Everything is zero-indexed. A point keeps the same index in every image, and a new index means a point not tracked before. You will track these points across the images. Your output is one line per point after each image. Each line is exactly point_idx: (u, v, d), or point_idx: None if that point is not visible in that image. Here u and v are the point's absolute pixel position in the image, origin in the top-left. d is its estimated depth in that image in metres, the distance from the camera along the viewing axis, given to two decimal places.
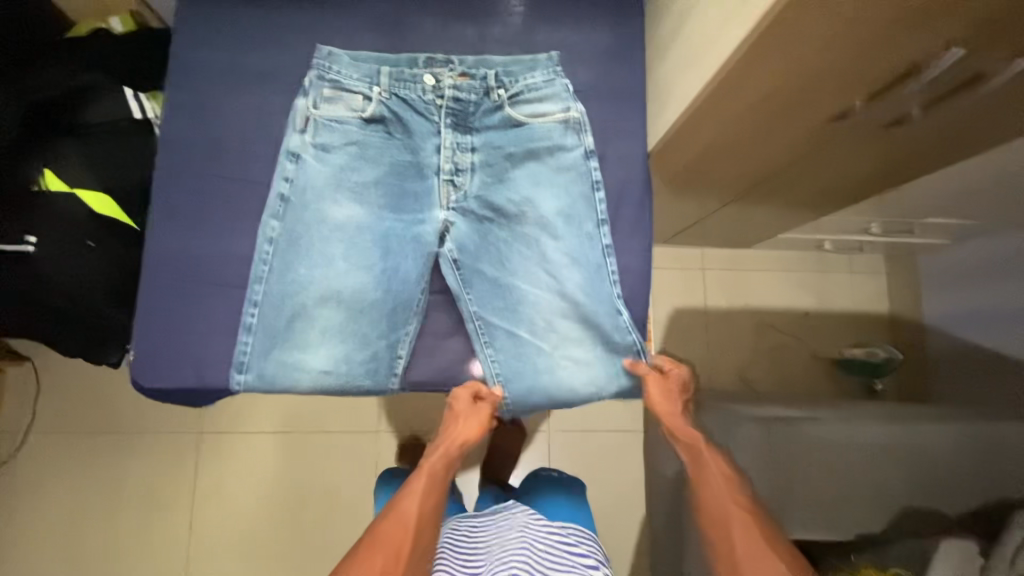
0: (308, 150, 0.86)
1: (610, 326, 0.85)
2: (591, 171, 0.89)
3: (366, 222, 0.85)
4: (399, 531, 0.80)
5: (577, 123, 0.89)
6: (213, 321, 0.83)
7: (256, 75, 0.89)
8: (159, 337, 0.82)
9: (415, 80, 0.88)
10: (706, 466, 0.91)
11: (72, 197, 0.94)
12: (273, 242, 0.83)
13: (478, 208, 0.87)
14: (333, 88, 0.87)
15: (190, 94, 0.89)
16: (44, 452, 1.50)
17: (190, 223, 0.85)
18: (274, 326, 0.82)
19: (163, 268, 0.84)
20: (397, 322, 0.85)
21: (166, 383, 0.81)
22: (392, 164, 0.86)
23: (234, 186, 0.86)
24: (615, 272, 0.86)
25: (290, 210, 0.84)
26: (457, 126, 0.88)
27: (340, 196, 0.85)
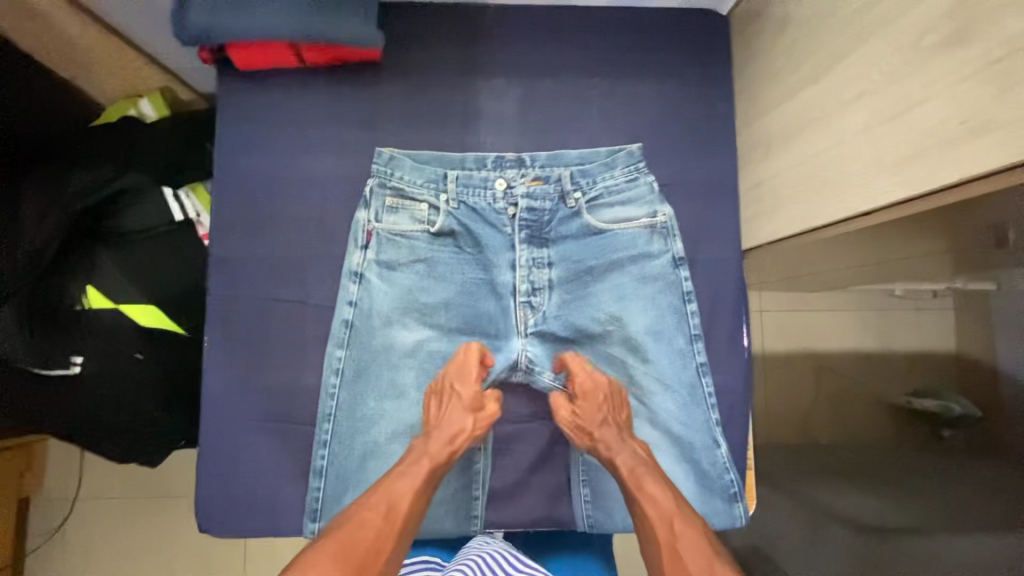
0: (371, 268, 0.78)
1: (708, 461, 0.79)
2: (682, 281, 0.80)
3: (439, 347, 0.79)
4: (375, 521, 0.62)
5: (664, 228, 0.81)
6: (283, 463, 0.78)
7: (312, 185, 0.82)
8: (226, 482, 0.77)
9: (485, 185, 0.80)
10: (641, 493, 0.67)
11: (115, 312, 0.88)
12: (340, 375, 0.77)
13: (558, 329, 0.80)
14: (395, 198, 0.79)
15: (242, 207, 0.81)
16: (91, 517, 1.48)
17: (250, 354, 0.79)
18: (347, 468, 0.77)
19: (225, 406, 0.78)
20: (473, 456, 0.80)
21: (238, 531, 0.77)
22: (463, 282, 0.80)
23: (296, 311, 0.80)
24: (710, 398, 0.79)
25: (356, 337, 0.78)
26: (532, 238, 0.80)
27: (408, 321, 0.79)
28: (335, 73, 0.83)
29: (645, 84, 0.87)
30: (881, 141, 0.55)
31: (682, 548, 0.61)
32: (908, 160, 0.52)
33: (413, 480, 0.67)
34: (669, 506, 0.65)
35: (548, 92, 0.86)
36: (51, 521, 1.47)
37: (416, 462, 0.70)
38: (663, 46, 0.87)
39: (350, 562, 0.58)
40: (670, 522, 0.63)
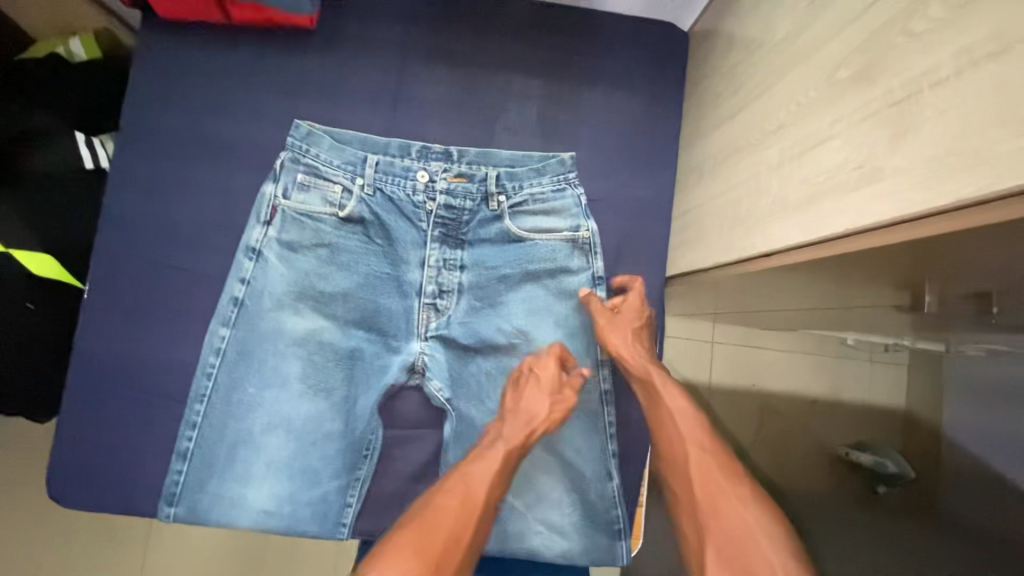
0: (271, 247, 0.74)
1: (597, 491, 0.76)
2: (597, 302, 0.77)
3: (332, 337, 0.74)
4: (457, 512, 0.61)
5: (586, 245, 0.77)
6: (150, 439, 0.74)
7: (221, 150, 0.78)
8: (86, 452, 0.73)
9: (404, 175, 0.76)
10: (668, 407, 0.72)
11: (5, 256, 0.80)
12: (222, 354, 0.73)
13: (462, 336, 0.77)
14: (307, 175, 0.75)
15: (146, 165, 0.77)
16: None
17: (130, 321, 0.75)
18: (213, 455, 0.71)
19: (98, 372, 0.73)
20: (354, 462, 0.74)
21: (89, 507, 0.72)
22: (369, 274, 0.76)
23: (185, 281, 0.76)
24: (609, 428, 0.77)
25: (243, 317, 0.73)
26: (447, 238, 0.76)
27: (302, 307, 0.74)
28: (260, 34, 0.78)
29: (591, 92, 0.83)
30: (785, 180, 0.52)
31: (710, 470, 0.66)
32: (805, 201, 0.48)
33: (488, 466, 0.66)
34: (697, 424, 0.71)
35: (484, 84, 0.82)
36: None
37: (490, 448, 0.68)
38: (612, 54, 0.83)
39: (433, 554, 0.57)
40: (700, 443, 0.68)
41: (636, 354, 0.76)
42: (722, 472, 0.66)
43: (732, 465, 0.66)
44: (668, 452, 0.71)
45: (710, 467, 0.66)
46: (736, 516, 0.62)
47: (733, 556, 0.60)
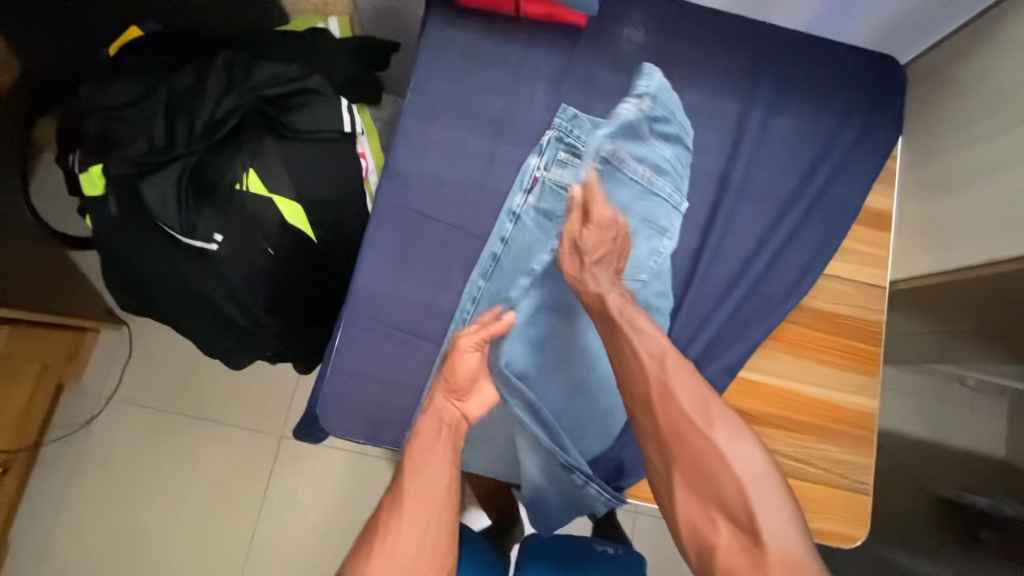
0: (533, 215, 0.81)
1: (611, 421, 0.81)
2: (655, 244, 0.82)
3: (575, 304, 0.82)
4: (416, 516, 0.63)
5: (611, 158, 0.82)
6: (405, 375, 0.77)
7: (491, 122, 0.84)
8: (345, 381, 0.76)
9: (652, 173, 0.83)
10: (631, 348, 0.68)
11: (269, 201, 0.88)
12: (482, 308, 0.79)
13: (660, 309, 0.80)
14: (571, 155, 0.82)
15: (423, 124, 0.83)
16: (118, 421, 1.44)
17: (395, 263, 0.79)
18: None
19: (364, 307, 0.77)
20: (585, 421, 0.81)
21: (340, 434, 0.76)
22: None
23: (450, 234, 0.81)
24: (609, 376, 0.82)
25: (499, 272, 0.79)
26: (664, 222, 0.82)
27: (551, 271, 0.81)
28: (536, 28, 0.88)
29: (823, 103, 0.89)
30: None
31: (670, 393, 0.64)
32: None
33: (430, 457, 0.67)
34: (661, 349, 0.67)
35: (727, 88, 0.89)
36: (78, 416, 1.42)
37: (430, 438, 0.69)
38: (842, 74, 0.91)
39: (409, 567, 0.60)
40: (667, 377, 0.65)
41: (597, 282, 0.74)
42: (686, 400, 0.63)
43: (696, 379, 0.64)
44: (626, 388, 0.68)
45: (674, 392, 0.64)
46: (704, 439, 0.61)
47: (702, 479, 0.60)
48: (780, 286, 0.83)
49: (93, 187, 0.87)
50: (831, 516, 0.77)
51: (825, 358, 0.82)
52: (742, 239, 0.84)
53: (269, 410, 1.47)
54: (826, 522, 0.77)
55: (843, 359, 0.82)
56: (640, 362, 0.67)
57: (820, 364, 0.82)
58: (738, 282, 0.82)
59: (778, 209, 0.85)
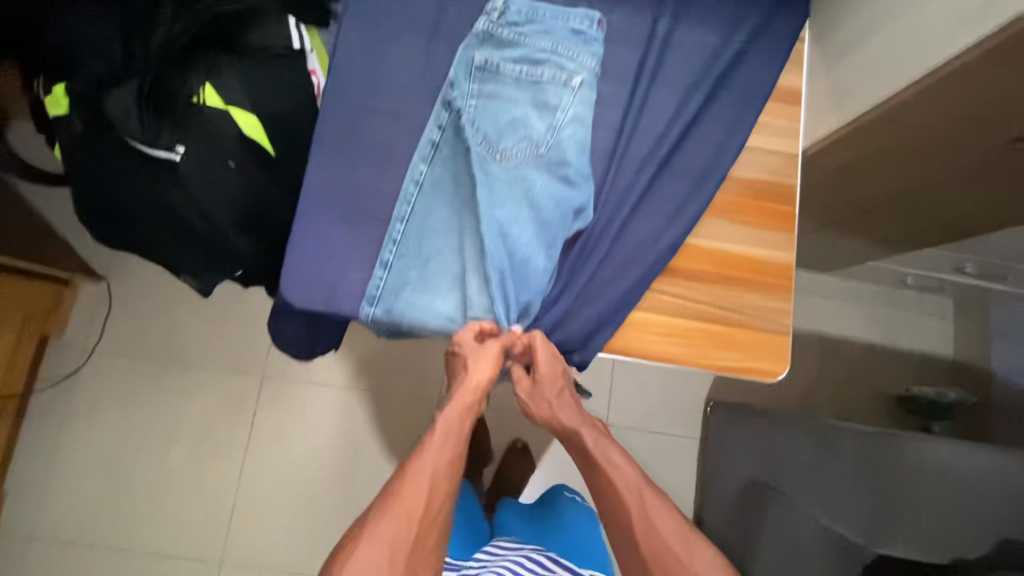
0: (471, 94, 0.87)
1: (542, 266, 0.84)
2: (555, 113, 0.86)
3: (516, 177, 0.84)
4: (418, 499, 0.75)
5: (500, 41, 0.88)
6: (359, 250, 0.85)
7: (424, 22, 0.91)
8: (305, 256, 0.83)
9: (577, 48, 0.87)
10: (603, 467, 0.82)
11: (228, 115, 0.94)
12: (421, 183, 0.85)
13: (576, 170, 0.85)
14: (503, 37, 0.88)
15: (363, 28, 0.89)
16: (105, 372, 1.49)
17: (345, 153, 0.86)
18: (414, 259, 0.84)
19: (318, 190, 0.85)
20: (531, 275, 0.84)
21: (300, 302, 0.83)
22: (542, 127, 0.86)
23: (393, 125, 0.88)
24: (539, 224, 0.84)
25: (439, 156, 0.86)
26: (578, 94, 0.86)
27: (489, 150, 0.85)
28: None
29: None
30: None
31: (651, 518, 0.77)
32: None
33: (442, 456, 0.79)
34: (637, 479, 0.80)
35: None
36: (63, 368, 1.48)
37: (441, 442, 0.80)
38: None
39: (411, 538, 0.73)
40: (639, 496, 0.79)
41: (567, 417, 0.87)
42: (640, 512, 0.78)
43: (671, 510, 0.78)
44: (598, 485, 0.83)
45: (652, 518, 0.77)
46: (659, 543, 0.76)
47: None
48: (699, 159, 0.90)
49: (59, 108, 0.93)
50: (760, 354, 0.86)
51: (746, 220, 0.90)
52: (661, 113, 0.90)
53: (250, 353, 1.53)
54: (755, 360, 0.86)
55: (761, 220, 0.90)
56: (620, 474, 0.81)
57: (742, 226, 0.90)
58: (662, 152, 0.88)
59: (697, 85, 0.91)
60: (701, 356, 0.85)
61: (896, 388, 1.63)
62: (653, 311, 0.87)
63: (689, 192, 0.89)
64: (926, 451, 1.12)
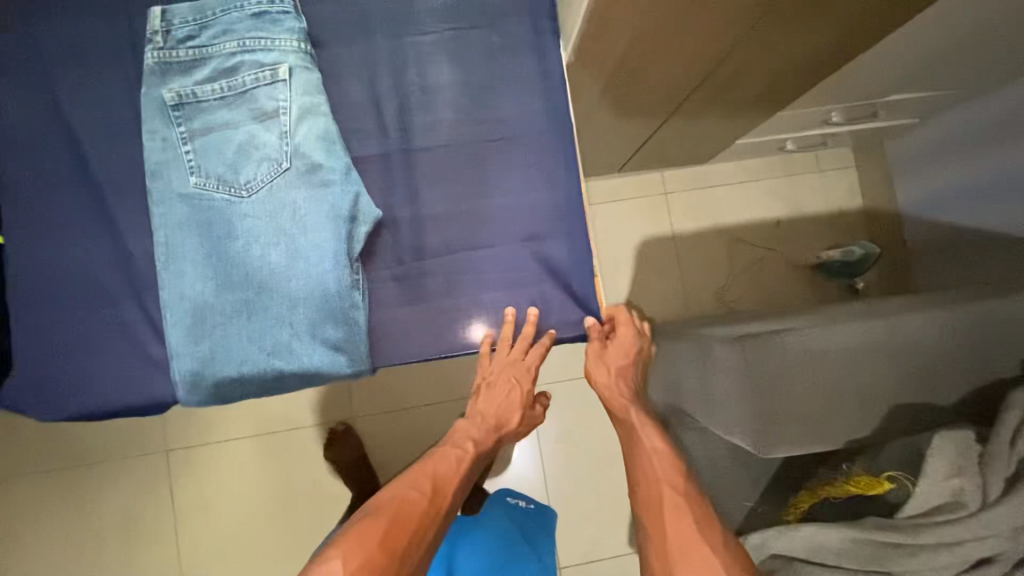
0: (182, 140, 0.70)
1: (342, 284, 0.69)
2: (281, 115, 0.70)
3: (274, 201, 0.69)
4: (403, 507, 0.81)
5: (184, 66, 0.71)
6: (119, 332, 0.75)
7: (98, 58, 0.78)
8: (61, 361, 0.74)
9: (271, 33, 0.71)
10: (643, 446, 0.93)
11: None
12: (171, 250, 0.69)
13: (334, 165, 0.70)
14: (183, 59, 0.71)
15: (35, 88, 0.77)
16: (7, 499, 1.42)
17: (57, 233, 0.76)
18: (204, 341, 0.69)
19: (48, 283, 0.75)
20: (341, 299, 0.69)
21: (76, 414, 0.74)
22: (276, 139, 0.70)
23: (98, 184, 0.77)
24: (322, 241, 0.68)
25: (185, 217, 0.69)
26: (294, 81, 0.70)
27: (228, 185, 0.69)
28: None
29: None
30: None
31: (675, 495, 0.83)
32: None
33: (450, 463, 0.90)
34: (666, 462, 0.89)
35: None
36: None
37: (459, 447, 0.93)
38: None
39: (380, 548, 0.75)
40: (670, 480, 0.86)
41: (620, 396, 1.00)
42: (672, 491, 0.84)
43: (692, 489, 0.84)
44: (637, 463, 0.92)
45: (676, 497, 0.83)
46: (676, 516, 0.81)
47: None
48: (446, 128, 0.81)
49: None
50: None
51: (532, 176, 0.82)
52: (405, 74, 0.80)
53: (148, 433, 1.45)
54: None
55: (539, 166, 0.82)
56: (650, 453, 0.91)
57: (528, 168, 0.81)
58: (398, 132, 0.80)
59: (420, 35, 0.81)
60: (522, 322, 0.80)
61: (814, 257, 1.58)
62: (472, 318, 0.79)
63: (473, 170, 0.81)
64: (796, 342, 0.90)
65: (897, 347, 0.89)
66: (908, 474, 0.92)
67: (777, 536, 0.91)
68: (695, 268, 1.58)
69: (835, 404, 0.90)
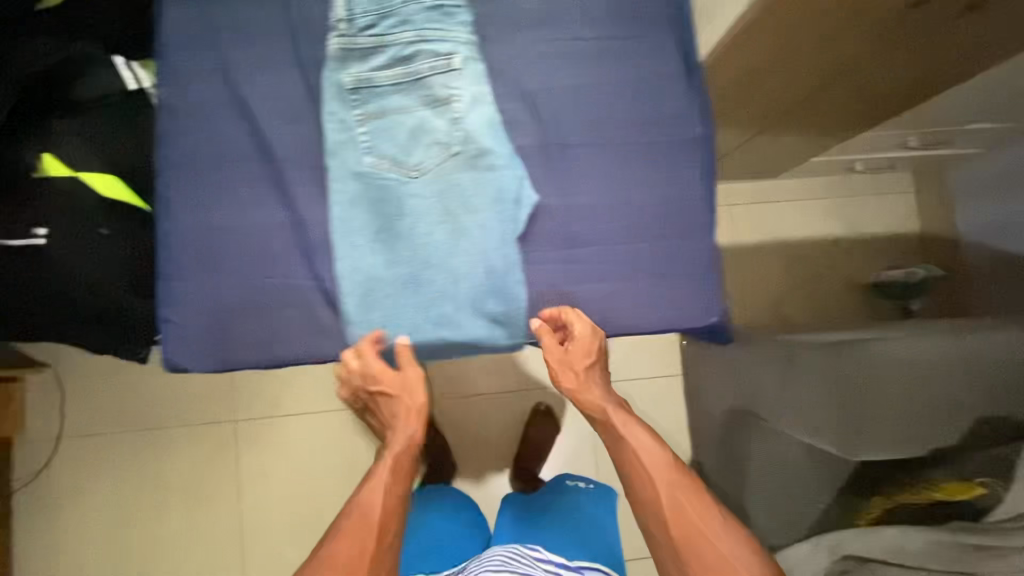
0: (358, 121, 0.77)
1: (501, 263, 0.79)
2: (453, 104, 0.77)
3: (445, 185, 0.78)
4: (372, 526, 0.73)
5: (360, 50, 0.77)
6: (272, 297, 0.79)
7: (244, 28, 0.79)
8: (217, 320, 0.78)
9: (446, 25, 0.77)
10: (627, 441, 0.82)
11: (77, 180, 0.87)
12: (350, 224, 0.78)
13: (497, 153, 0.78)
14: (363, 46, 0.77)
15: (185, 51, 0.78)
16: (78, 455, 1.47)
17: (208, 197, 0.78)
18: (377, 308, 0.79)
19: (201, 245, 0.78)
20: (499, 277, 0.79)
21: (230, 367, 0.79)
22: (446, 125, 0.77)
23: (244, 151, 0.79)
24: (487, 224, 0.78)
25: (364, 195, 0.78)
26: (464, 72, 0.77)
27: (403, 167, 0.78)
28: None
29: None
30: None
31: (682, 502, 0.77)
32: None
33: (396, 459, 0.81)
34: (660, 459, 0.80)
35: None
36: (34, 462, 1.46)
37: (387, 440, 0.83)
38: None
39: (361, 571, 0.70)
40: (666, 475, 0.78)
41: (593, 394, 0.85)
42: (671, 487, 0.78)
43: (692, 492, 0.78)
44: (624, 463, 0.82)
45: (682, 504, 0.77)
46: (683, 520, 0.76)
47: None
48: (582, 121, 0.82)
49: None
50: None
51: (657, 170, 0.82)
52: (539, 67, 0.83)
53: (218, 402, 1.50)
54: None
55: (687, 161, 0.82)
56: (642, 452, 0.81)
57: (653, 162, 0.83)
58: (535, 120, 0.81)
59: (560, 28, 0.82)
60: (651, 311, 0.81)
61: (868, 276, 1.62)
62: (601, 307, 0.82)
63: (620, 161, 0.82)
64: (885, 349, 0.97)
65: (987, 362, 0.94)
66: (996, 480, 0.90)
67: (854, 537, 0.94)
68: (751, 279, 1.62)
69: (921, 411, 0.96)
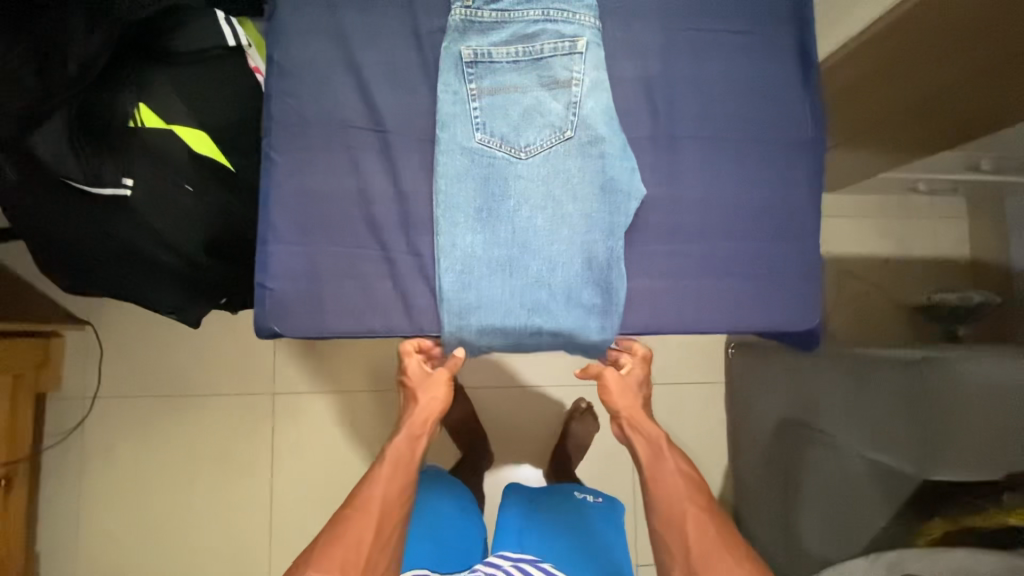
0: (471, 96, 0.78)
1: (603, 251, 0.78)
2: (571, 87, 0.78)
3: (554, 168, 0.78)
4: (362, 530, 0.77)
5: (482, 25, 0.79)
6: (368, 266, 0.79)
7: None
8: (313, 286, 0.78)
9: (571, 7, 0.79)
10: (666, 464, 0.88)
11: (169, 132, 0.85)
12: (453, 199, 0.78)
13: (611, 138, 0.78)
14: (486, 20, 0.79)
15: (309, 14, 0.80)
16: (110, 417, 1.45)
17: (317, 158, 0.79)
18: (473, 288, 0.77)
19: (298, 207, 0.78)
20: (601, 266, 0.78)
21: (318, 335, 0.78)
22: (562, 108, 0.78)
23: (357, 118, 0.80)
24: (594, 211, 0.78)
25: (473, 170, 0.78)
26: (583, 55, 0.78)
27: (513, 145, 0.78)
28: None
29: None
30: None
31: (695, 527, 0.83)
32: None
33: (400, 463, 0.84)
34: (688, 486, 0.86)
35: None
36: (65, 421, 1.44)
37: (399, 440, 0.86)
38: None
39: (359, 562, 0.76)
40: (690, 498, 0.85)
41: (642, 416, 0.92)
42: (697, 515, 0.83)
43: (712, 525, 0.82)
44: (658, 482, 0.87)
45: (698, 532, 0.82)
46: (704, 543, 0.81)
47: None
48: (690, 117, 0.82)
49: None
50: None
51: (759, 172, 0.82)
52: (653, 55, 0.82)
53: (256, 374, 1.47)
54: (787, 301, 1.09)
55: (796, 164, 0.83)
56: (671, 476, 0.87)
57: (759, 164, 0.82)
58: (645, 113, 0.81)
59: (674, 20, 0.82)
60: (751, 312, 0.81)
61: (916, 298, 1.61)
62: (698, 303, 0.80)
63: (731, 159, 0.82)
64: (971, 369, 0.96)
65: None
66: None
67: (916, 557, 0.93)
68: None
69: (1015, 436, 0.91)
